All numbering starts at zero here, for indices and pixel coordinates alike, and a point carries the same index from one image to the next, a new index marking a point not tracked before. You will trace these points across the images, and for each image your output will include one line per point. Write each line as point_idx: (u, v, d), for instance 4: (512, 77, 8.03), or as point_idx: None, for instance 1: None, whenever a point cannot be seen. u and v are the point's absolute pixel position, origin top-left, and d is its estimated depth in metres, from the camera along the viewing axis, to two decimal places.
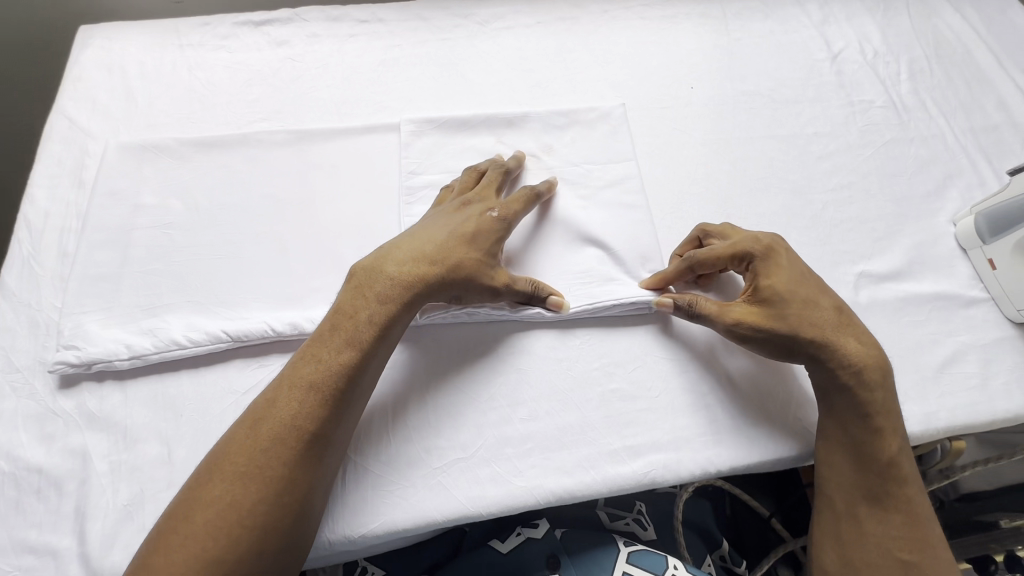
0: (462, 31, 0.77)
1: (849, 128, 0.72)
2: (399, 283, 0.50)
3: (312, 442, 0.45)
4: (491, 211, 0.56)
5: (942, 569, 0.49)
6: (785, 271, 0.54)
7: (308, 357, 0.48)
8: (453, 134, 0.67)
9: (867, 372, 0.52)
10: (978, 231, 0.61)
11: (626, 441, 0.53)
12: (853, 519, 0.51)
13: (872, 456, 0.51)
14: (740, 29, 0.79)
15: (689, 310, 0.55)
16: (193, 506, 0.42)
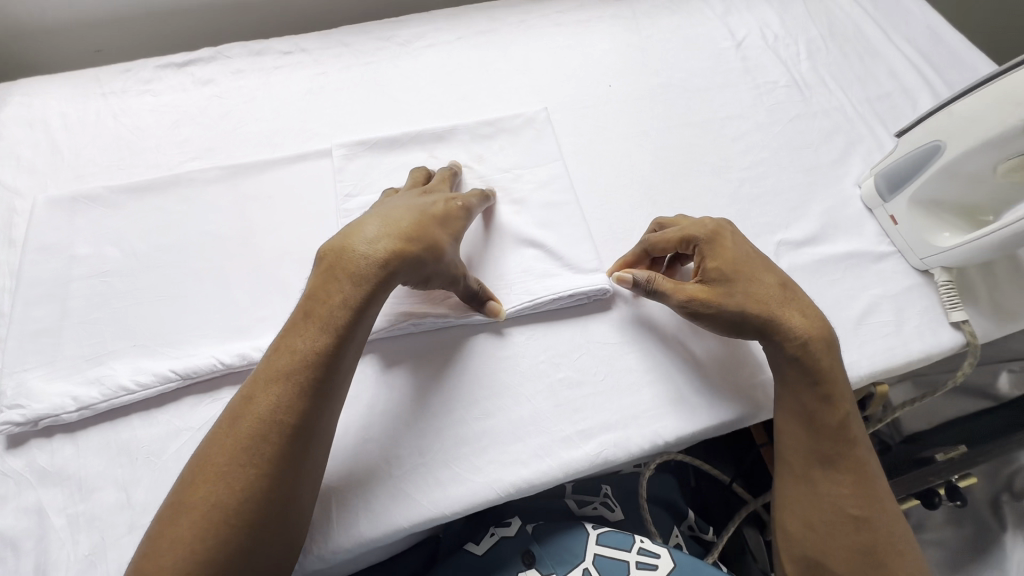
0: (386, 54, 0.79)
1: (758, 108, 0.77)
2: (371, 262, 0.49)
3: (293, 433, 0.44)
4: (455, 201, 0.58)
5: (892, 520, 0.53)
6: (729, 253, 0.57)
7: (282, 348, 0.47)
8: (385, 153, 0.69)
9: (813, 346, 0.54)
10: (879, 189, 0.66)
11: (577, 425, 0.56)
12: (808, 482, 0.55)
13: (822, 421, 0.55)
14: (650, 26, 0.84)
15: (646, 286, 0.58)
16: (178, 510, 0.42)
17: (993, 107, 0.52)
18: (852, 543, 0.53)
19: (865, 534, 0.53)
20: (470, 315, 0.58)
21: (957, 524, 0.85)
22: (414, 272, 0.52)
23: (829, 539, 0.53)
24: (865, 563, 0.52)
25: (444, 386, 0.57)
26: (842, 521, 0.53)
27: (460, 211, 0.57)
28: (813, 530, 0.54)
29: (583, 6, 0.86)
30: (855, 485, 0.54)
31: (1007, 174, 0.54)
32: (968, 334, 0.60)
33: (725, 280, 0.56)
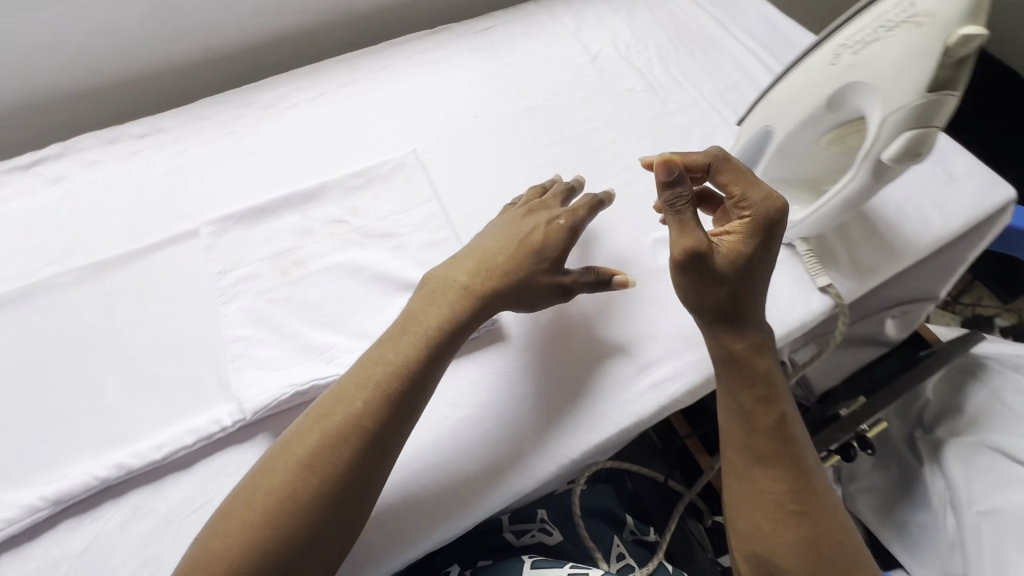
0: (248, 120, 0.78)
1: (620, 116, 0.80)
2: (475, 289, 0.56)
3: (377, 441, 0.49)
4: (557, 219, 0.60)
5: (827, 512, 0.56)
6: (756, 251, 0.54)
7: (380, 355, 0.53)
8: (256, 221, 0.68)
9: (744, 352, 0.58)
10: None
11: (496, 462, 0.56)
12: (752, 479, 0.58)
13: (756, 419, 0.58)
14: (508, 54, 0.87)
15: (670, 201, 0.54)
16: (254, 493, 0.46)
17: (794, 96, 0.56)
18: (797, 537, 0.55)
19: (809, 526, 0.55)
20: None
21: (882, 468, 0.92)
22: (513, 301, 0.58)
23: (775, 534, 0.55)
24: (810, 556, 0.54)
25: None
26: (786, 515, 0.55)
27: (561, 233, 0.59)
28: (760, 526, 0.56)
29: (441, 43, 0.88)
30: (795, 479, 0.57)
31: (828, 146, 0.58)
32: (835, 296, 0.64)
33: (742, 264, 0.54)
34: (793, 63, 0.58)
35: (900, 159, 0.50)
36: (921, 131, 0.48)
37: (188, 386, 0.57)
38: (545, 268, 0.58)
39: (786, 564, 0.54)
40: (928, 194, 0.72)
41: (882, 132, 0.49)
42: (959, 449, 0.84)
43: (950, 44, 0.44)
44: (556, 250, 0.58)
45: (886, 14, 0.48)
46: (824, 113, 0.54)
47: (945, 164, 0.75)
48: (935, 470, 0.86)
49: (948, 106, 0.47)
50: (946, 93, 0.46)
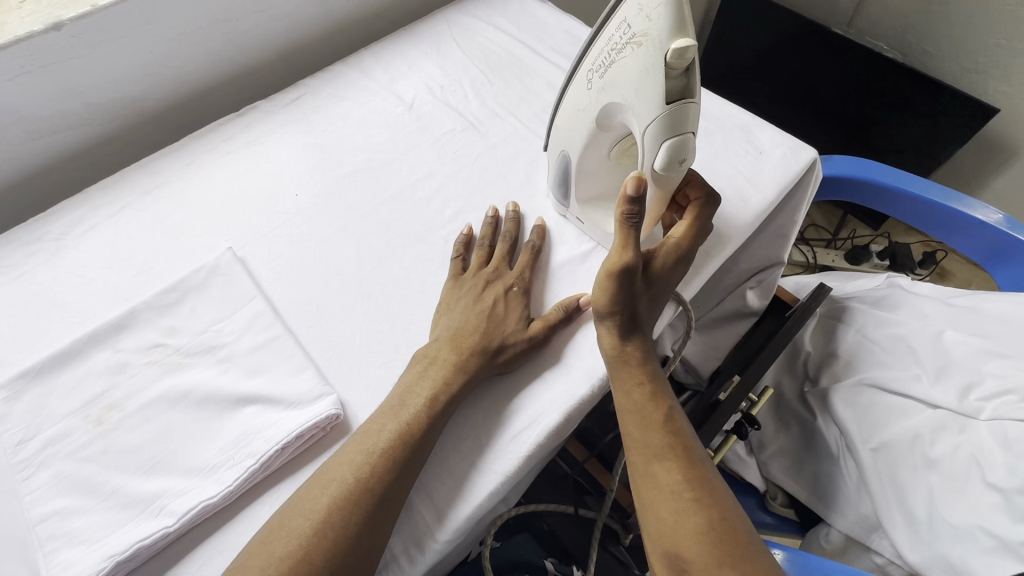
0: (40, 256, 0.71)
1: (444, 160, 0.79)
2: (462, 363, 0.57)
3: (392, 492, 0.50)
4: (514, 286, 0.64)
5: (722, 499, 0.53)
6: (676, 268, 0.60)
7: (377, 424, 0.54)
8: (58, 371, 0.61)
9: (626, 355, 0.57)
10: (563, 198, 0.69)
11: (400, 548, 0.52)
12: (651, 476, 0.55)
13: (648, 414, 0.56)
14: (322, 121, 0.84)
15: (635, 215, 0.54)
16: (265, 544, 0.47)
17: (575, 118, 0.61)
18: (700, 525, 0.51)
19: (710, 512, 0.52)
20: (196, 508, 0.52)
21: (785, 429, 0.97)
22: (492, 370, 0.59)
23: (679, 526, 0.52)
24: (715, 543, 0.50)
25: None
26: (685, 505, 0.52)
27: (519, 300, 0.63)
28: (662, 523, 0.52)
29: (250, 123, 0.84)
30: (690, 467, 0.54)
31: (624, 154, 0.64)
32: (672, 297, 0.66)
33: (662, 280, 0.59)
34: (567, 86, 0.62)
35: (677, 166, 0.53)
36: (676, 139, 0.51)
37: None
38: (516, 329, 0.61)
39: (696, 558, 0.50)
40: (742, 174, 0.76)
41: (646, 142, 0.52)
42: (842, 392, 0.89)
43: (671, 59, 0.47)
44: (519, 317, 0.62)
45: (618, 37, 0.52)
46: (603, 127, 0.59)
47: (752, 140, 0.79)
48: (827, 419, 0.90)
49: (692, 111, 0.51)
50: (686, 101, 0.50)
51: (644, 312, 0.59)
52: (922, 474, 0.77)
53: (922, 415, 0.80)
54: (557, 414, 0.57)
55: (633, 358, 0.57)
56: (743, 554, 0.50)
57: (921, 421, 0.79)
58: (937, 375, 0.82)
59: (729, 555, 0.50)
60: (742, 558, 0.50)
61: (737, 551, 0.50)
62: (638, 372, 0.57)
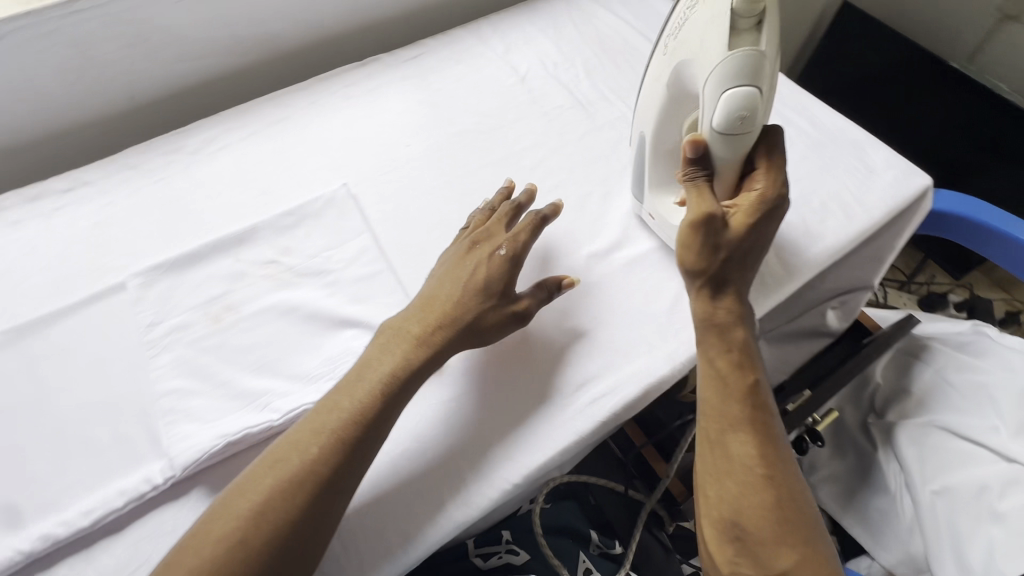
0: (176, 166, 0.77)
1: (550, 133, 0.81)
2: (427, 337, 0.56)
3: (354, 455, 0.50)
4: (499, 250, 0.61)
5: (793, 481, 0.53)
6: (755, 227, 0.58)
7: (334, 396, 0.53)
8: (187, 269, 0.67)
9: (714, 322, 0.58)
10: (641, 196, 0.71)
11: (457, 483, 0.55)
12: (721, 447, 0.55)
13: (730, 383, 0.56)
14: (438, 79, 0.88)
15: (692, 175, 0.60)
16: (222, 511, 0.47)
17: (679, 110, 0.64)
18: (767, 502, 0.52)
19: (779, 491, 0.52)
20: (296, 411, 0.56)
21: (840, 457, 0.93)
22: (463, 343, 0.58)
23: (743, 500, 0.52)
24: (778, 521, 0.51)
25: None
26: (753, 480, 0.53)
27: (501, 266, 0.60)
28: (726, 495, 0.53)
29: (372, 72, 0.88)
30: (765, 444, 0.54)
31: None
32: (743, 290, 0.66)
33: (740, 239, 0.58)
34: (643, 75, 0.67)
35: (740, 112, 0.55)
36: (740, 88, 0.54)
37: (119, 446, 0.56)
38: (495, 300, 0.59)
39: (755, 530, 0.51)
40: (849, 190, 0.75)
41: (709, 91, 0.55)
42: (909, 429, 0.86)
43: (738, 7, 0.51)
44: (498, 286, 0.59)
45: None
46: (676, 93, 0.62)
47: (864, 157, 0.78)
48: (889, 453, 0.87)
49: (757, 58, 0.53)
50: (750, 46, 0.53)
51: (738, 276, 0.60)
52: (985, 525, 0.75)
53: (994, 466, 0.78)
54: (637, 387, 0.59)
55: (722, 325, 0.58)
56: (804, 534, 0.51)
57: (991, 473, 0.78)
58: (1017, 430, 0.80)
59: (788, 533, 0.51)
60: (802, 538, 0.51)
61: (797, 533, 0.51)
62: (724, 340, 0.57)
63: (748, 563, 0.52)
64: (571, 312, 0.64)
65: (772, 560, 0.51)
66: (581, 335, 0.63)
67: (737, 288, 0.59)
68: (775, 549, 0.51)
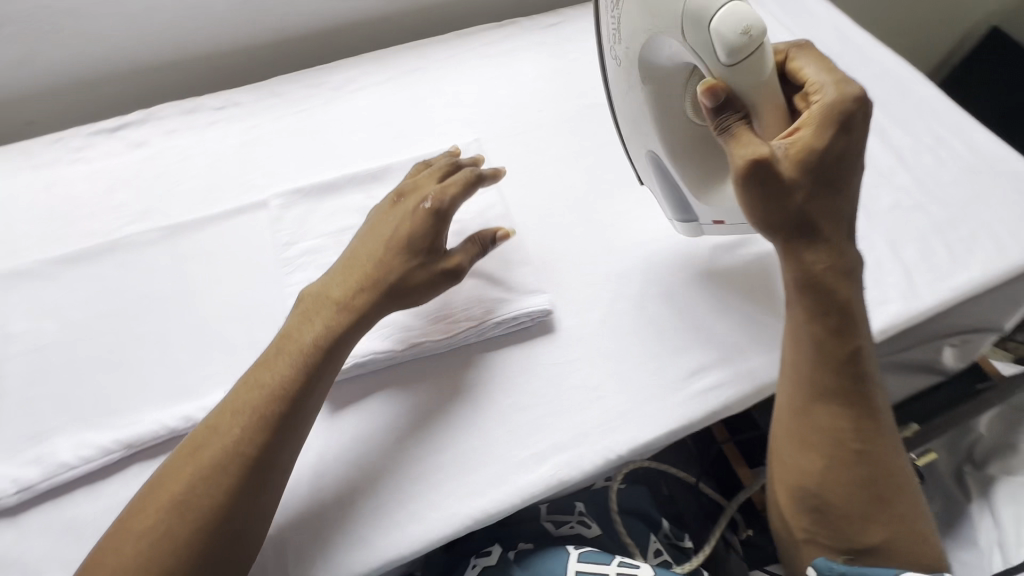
0: (318, 99, 0.81)
1: None
2: (348, 303, 0.54)
3: (275, 428, 0.48)
4: (426, 202, 0.57)
5: (888, 447, 0.54)
6: (827, 146, 0.48)
7: (252, 379, 0.51)
8: (323, 197, 0.70)
9: (821, 283, 0.51)
10: (693, 223, 0.65)
11: (550, 441, 0.56)
12: (809, 422, 0.54)
13: (824, 355, 0.53)
14: (574, 49, 0.87)
15: (721, 121, 0.48)
16: (149, 498, 0.45)
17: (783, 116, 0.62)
18: (856, 478, 0.53)
19: (869, 467, 0.53)
20: (418, 345, 0.59)
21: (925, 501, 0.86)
22: (393, 302, 0.56)
23: (831, 474, 0.53)
24: (865, 495, 0.53)
25: (418, 419, 0.57)
26: (843, 455, 0.53)
27: (425, 218, 0.56)
28: (812, 468, 0.54)
29: (509, 34, 0.89)
30: (859, 419, 0.53)
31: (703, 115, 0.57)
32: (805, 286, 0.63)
33: (805, 171, 0.48)
34: (618, 106, 0.64)
35: (742, 37, 0.45)
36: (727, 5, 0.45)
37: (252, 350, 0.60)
38: (423, 256, 0.56)
39: (838, 501, 0.53)
40: (1003, 223, 0.70)
41: (693, 40, 0.47)
42: (1012, 487, 0.80)
43: None
44: (426, 240, 0.56)
45: None
46: (656, 91, 0.56)
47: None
48: (983, 507, 0.82)
49: None
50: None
51: (824, 210, 0.50)
52: None
53: None
54: (752, 385, 0.59)
55: (823, 283, 0.51)
56: (888, 498, 0.53)
57: None
58: None
59: (870, 500, 0.53)
60: (886, 503, 0.53)
61: (886, 507, 0.53)
62: (825, 303, 0.52)
63: (829, 534, 0.54)
64: (693, 301, 0.64)
65: (856, 532, 0.53)
66: (695, 325, 0.63)
67: (838, 230, 0.52)
68: (859, 520, 0.53)
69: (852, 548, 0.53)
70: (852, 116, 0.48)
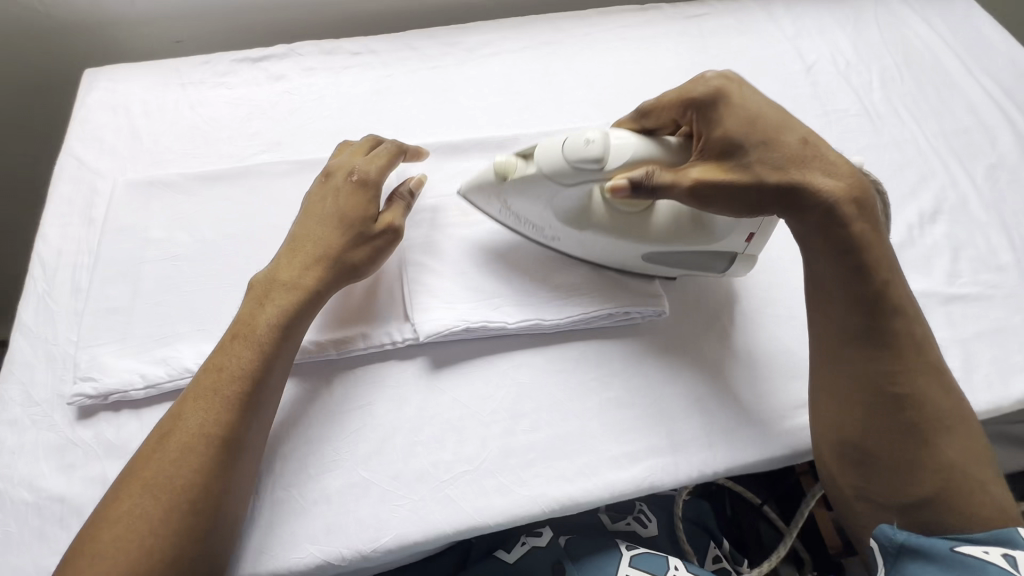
0: (451, 59, 0.80)
1: (825, 136, 0.75)
2: (296, 283, 0.54)
3: (243, 400, 0.48)
4: (349, 178, 0.58)
5: (927, 392, 0.50)
6: (731, 129, 0.50)
7: (211, 368, 0.50)
8: (448, 157, 0.70)
9: (842, 208, 0.49)
10: (734, 258, 0.59)
11: (645, 443, 0.55)
12: (839, 369, 0.52)
13: (854, 290, 0.50)
14: (717, 45, 0.83)
15: (648, 181, 0.50)
16: (127, 485, 0.44)
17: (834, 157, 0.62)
18: (896, 425, 0.50)
19: (910, 413, 0.50)
20: (524, 322, 0.59)
21: None
22: (339, 281, 0.56)
23: (867, 422, 0.50)
24: (910, 443, 0.50)
25: (518, 393, 0.56)
26: (880, 403, 0.50)
27: (348, 195, 0.57)
28: (847, 418, 0.51)
29: (649, 19, 0.85)
30: (895, 362, 0.50)
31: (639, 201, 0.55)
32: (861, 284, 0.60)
33: (726, 158, 0.50)
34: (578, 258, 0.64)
35: (592, 146, 0.52)
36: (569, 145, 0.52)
37: (364, 297, 0.60)
38: (360, 233, 0.57)
39: (878, 452, 0.50)
40: None
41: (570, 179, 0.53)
42: None
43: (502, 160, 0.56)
44: (361, 216, 0.57)
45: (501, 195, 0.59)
46: (583, 221, 0.57)
47: None
48: None
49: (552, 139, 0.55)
50: (523, 169, 0.55)
51: (785, 152, 0.50)
52: None
53: None
54: None
55: (836, 213, 0.49)
56: (931, 445, 0.49)
57: None
58: None
59: (909, 452, 0.49)
60: (931, 452, 0.49)
61: (937, 456, 0.49)
62: (852, 235, 0.50)
63: (875, 487, 0.51)
64: None
65: (902, 484, 0.50)
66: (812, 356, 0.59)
67: (818, 164, 0.50)
68: (906, 473, 0.49)
69: (902, 502, 0.50)
70: (714, 97, 0.52)
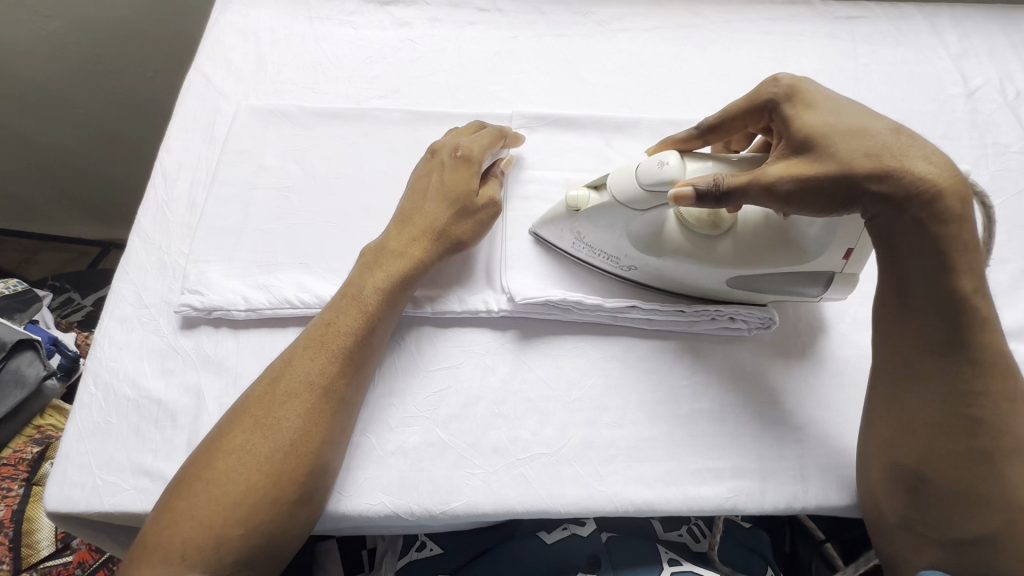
0: (579, 29, 0.77)
1: (979, 171, 0.67)
2: (404, 252, 0.53)
3: (348, 362, 0.49)
4: (455, 151, 0.57)
5: (1008, 422, 0.43)
6: (804, 124, 0.45)
7: (319, 324, 0.50)
8: (563, 131, 0.67)
9: (944, 199, 0.41)
10: (831, 279, 0.52)
11: (733, 463, 0.52)
12: (910, 395, 0.45)
13: (947, 291, 0.42)
14: (869, 53, 0.76)
15: (715, 189, 0.44)
16: (238, 425, 0.45)
17: None
18: (965, 453, 0.43)
19: (983, 440, 0.43)
20: (624, 313, 0.56)
21: None
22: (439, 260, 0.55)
23: (935, 444, 0.44)
24: (980, 473, 0.43)
25: (606, 386, 0.54)
26: (950, 433, 0.43)
27: (449, 171, 0.57)
28: (908, 435, 0.45)
29: (797, 15, 0.79)
30: (976, 381, 0.43)
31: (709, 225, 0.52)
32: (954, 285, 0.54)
33: (809, 151, 0.44)
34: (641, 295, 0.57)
35: (666, 169, 0.47)
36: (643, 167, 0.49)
37: (465, 261, 0.58)
38: (453, 213, 0.55)
39: (944, 482, 0.44)
40: None
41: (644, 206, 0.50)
42: None
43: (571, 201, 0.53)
44: (457, 195, 0.56)
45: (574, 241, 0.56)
46: (655, 250, 0.53)
47: None
48: None
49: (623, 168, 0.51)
50: (597, 199, 0.52)
51: (878, 139, 0.42)
52: None
53: None
54: None
55: (937, 205, 0.41)
56: (996, 481, 0.43)
57: None
58: None
59: (973, 484, 0.43)
60: (991, 488, 0.43)
61: (1008, 491, 0.43)
62: (951, 232, 0.42)
63: (924, 518, 0.45)
64: None
65: (959, 517, 0.44)
66: None
67: (917, 150, 0.42)
68: (964, 509, 0.43)
69: (953, 536, 0.44)
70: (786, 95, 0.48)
